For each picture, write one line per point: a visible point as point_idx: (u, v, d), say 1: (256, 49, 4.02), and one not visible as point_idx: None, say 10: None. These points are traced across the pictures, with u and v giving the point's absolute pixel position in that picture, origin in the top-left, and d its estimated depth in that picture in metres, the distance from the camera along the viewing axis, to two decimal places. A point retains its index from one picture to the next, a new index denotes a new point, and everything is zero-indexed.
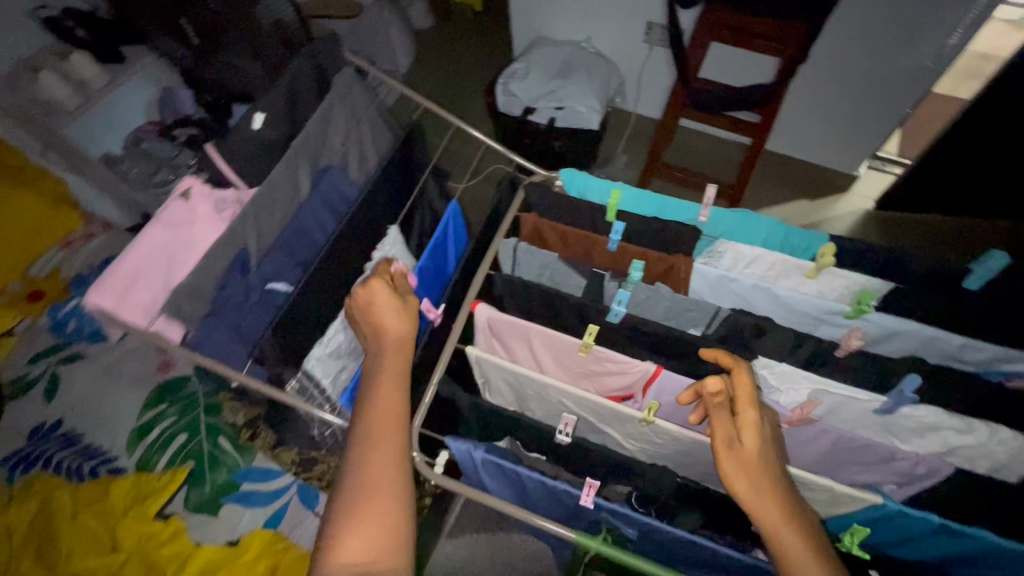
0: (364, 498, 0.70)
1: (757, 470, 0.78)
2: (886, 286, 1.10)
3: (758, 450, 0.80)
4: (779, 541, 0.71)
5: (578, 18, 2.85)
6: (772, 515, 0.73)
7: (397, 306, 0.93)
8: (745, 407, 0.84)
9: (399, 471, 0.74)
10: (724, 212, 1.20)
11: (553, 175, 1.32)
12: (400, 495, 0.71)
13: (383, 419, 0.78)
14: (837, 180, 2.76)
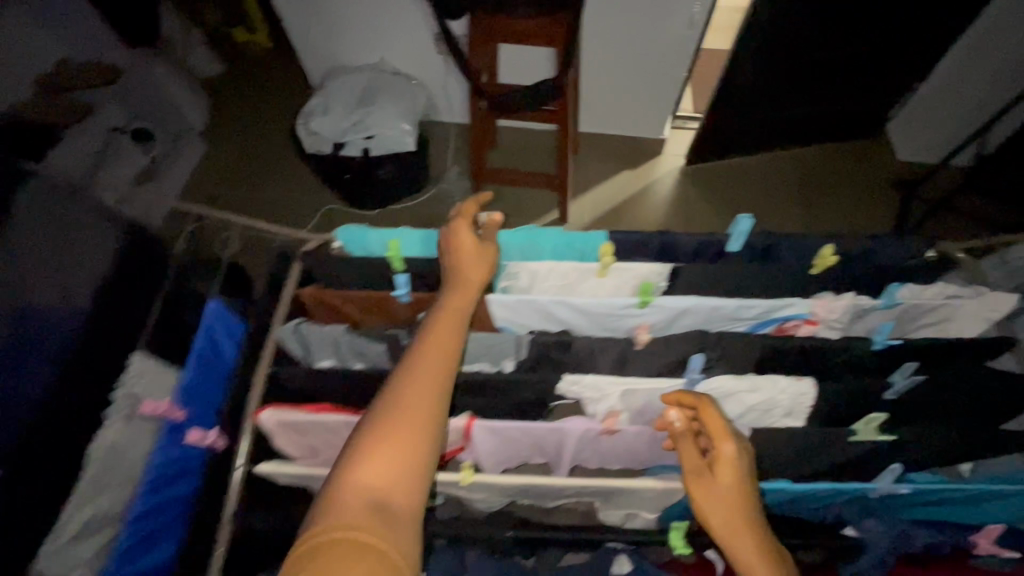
0: (400, 415, 0.68)
1: (732, 506, 0.77)
2: (667, 269, 1.16)
3: (733, 488, 0.79)
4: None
5: (365, 40, 2.74)
6: (752, 558, 0.73)
7: (478, 252, 0.97)
8: (720, 443, 0.81)
9: (435, 408, 0.71)
10: (507, 233, 1.18)
11: (330, 236, 1.21)
12: (433, 427, 0.69)
13: (439, 349, 0.77)
14: (651, 146, 2.95)
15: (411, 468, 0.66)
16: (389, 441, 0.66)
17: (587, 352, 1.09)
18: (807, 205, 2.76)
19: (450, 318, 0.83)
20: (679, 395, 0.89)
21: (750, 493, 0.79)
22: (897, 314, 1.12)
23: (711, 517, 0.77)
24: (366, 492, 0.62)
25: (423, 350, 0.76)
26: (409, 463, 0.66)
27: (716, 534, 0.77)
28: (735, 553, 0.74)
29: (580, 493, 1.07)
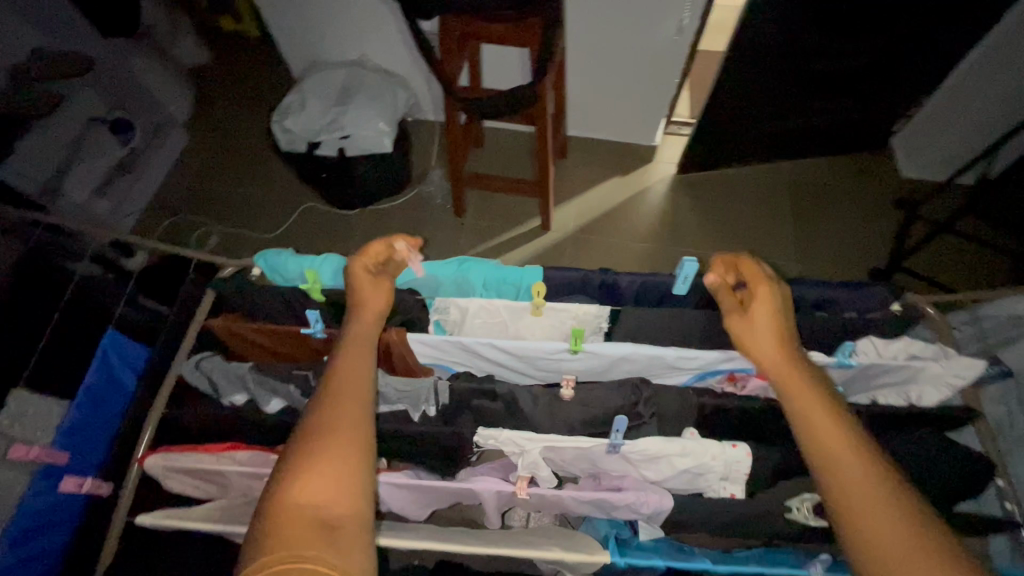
0: (332, 436, 0.63)
1: (766, 336, 0.83)
2: (603, 311, 1.07)
3: (774, 334, 0.82)
4: (816, 424, 0.69)
5: (343, 35, 2.65)
6: (802, 395, 0.73)
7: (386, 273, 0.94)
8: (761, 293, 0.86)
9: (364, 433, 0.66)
10: (435, 267, 1.10)
11: (250, 262, 1.15)
12: (367, 442, 0.65)
13: (361, 366, 0.73)
14: (642, 153, 2.83)
15: (354, 486, 0.61)
16: (327, 460, 0.61)
17: (507, 400, 1.02)
18: (802, 221, 2.62)
19: (366, 339, 0.79)
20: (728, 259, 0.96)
21: (787, 327, 0.84)
22: (851, 374, 1.02)
23: (765, 356, 0.81)
24: (314, 513, 0.57)
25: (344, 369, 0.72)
26: (350, 480, 0.61)
27: (770, 374, 0.79)
28: (785, 390, 0.76)
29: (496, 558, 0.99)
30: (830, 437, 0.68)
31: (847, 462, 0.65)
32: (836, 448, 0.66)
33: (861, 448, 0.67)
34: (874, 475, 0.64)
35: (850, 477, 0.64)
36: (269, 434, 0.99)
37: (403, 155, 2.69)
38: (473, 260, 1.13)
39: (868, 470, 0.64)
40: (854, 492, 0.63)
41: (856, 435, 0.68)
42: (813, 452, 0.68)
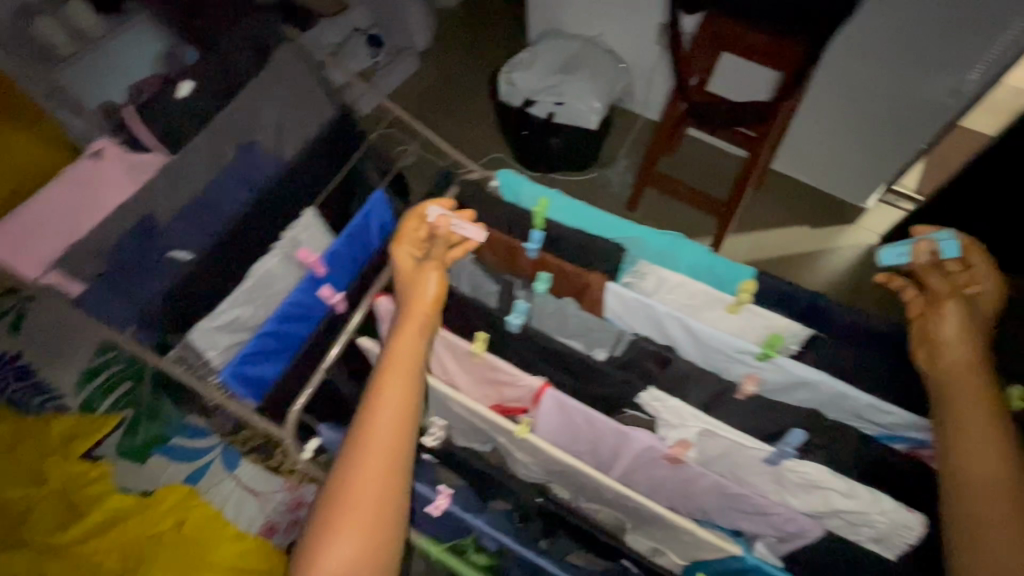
0: (353, 503, 0.74)
1: (961, 336, 0.88)
2: (803, 332, 1.06)
3: (962, 330, 0.88)
4: (964, 420, 0.82)
5: (593, 10, 2.72)
6: (962, 394, 0.84)
7: (437, 259, 0.97)
8: (982, 288, 0.94)
9: (394, 479, 0.77)
10: (654, 234, 1.16)
11: (491, 175, 1.29)
12: (395, 490, 0.76)
13: (389, 416, 0.79)
14: (843, 211, 2.62)
15: (377, 534, 0.74)
16: (349, 525, 0.73)
17: (683, 378, 1.05)
18: None
19: (402, 370, 0.84)
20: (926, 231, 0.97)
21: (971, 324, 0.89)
22: None
23: (945, 352, 0.89)
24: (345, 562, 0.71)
25: (375, 420, 0.79)
26: (376, 533, 0.74)
27: (941, 381, 0.88)
28: (961, 383, 0.85)
29: (617, 508, 1.04)
30: (977, 430, 0.80)
31: (996, 456, 0.77)
32: (990, 443, 0.78)
33: (999, 442, 0.78)
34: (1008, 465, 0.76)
35: (987, 467, 0.77)
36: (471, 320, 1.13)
37: (601, 137, 2.75)
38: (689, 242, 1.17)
39: (1008, 461, 0.77)
40: (984, 472, 0.77)
41: (997, 449, 0.78)
42: (967, 437, 0.80)
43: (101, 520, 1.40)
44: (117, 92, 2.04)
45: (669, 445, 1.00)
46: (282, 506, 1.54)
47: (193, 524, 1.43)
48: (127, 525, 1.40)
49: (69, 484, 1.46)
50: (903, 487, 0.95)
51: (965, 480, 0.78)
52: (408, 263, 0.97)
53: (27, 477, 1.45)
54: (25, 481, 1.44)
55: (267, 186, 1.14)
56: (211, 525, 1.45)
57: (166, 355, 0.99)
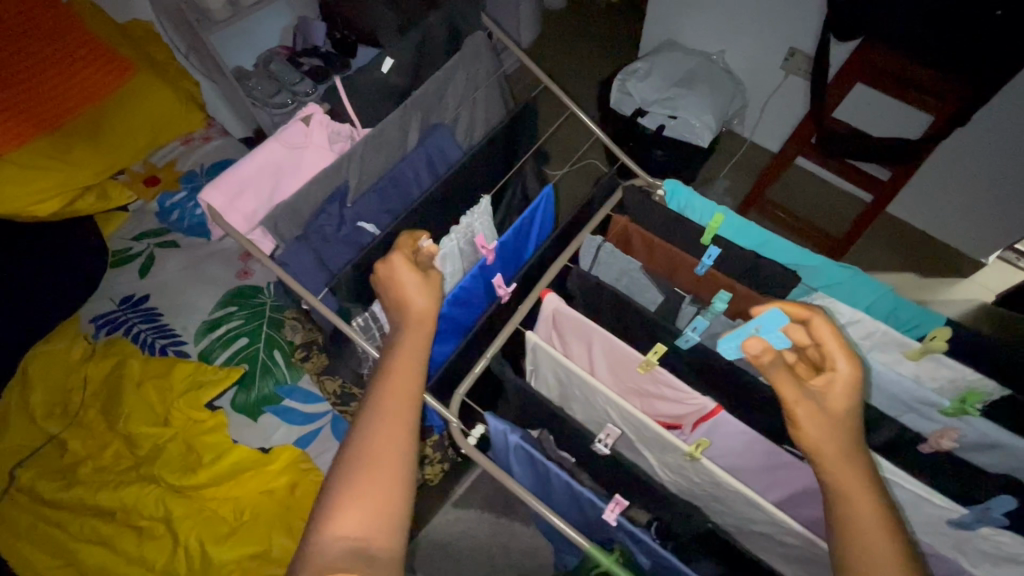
0: (369, 472, 0.69)
1: (841, 431, 0.72)
2: (1002, 392, 0.96)
3: (841, 420, 0.72)
4: (860, 518, 0.66)
5: (720, 27, 2.65)
6: (854, 481, 0.68)
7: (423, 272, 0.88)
8: (843, 370, 0.74)
9: (403, 449, 0.72)
10: (832, 265, 1.12)
11: (657, 183, 1.26)
12: (401, 469, 0.71)
13: (391, 410, 0.74)
14: (956, 263, 2.35)
15: (387, 501, 0.68)
16: (359, 491, 0.68)
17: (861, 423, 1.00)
18: None
19: (402, 370, 0.78)
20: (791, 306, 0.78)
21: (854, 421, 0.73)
22: None
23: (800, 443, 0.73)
24: (343, 544, 0.64)
25: (377, 413, 0.74)
26: (383, 520, 0.67)
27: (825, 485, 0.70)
28: (831, 475, 0.69)
29: (770, 542, 1.01)
30: (871, 526, 0.65)
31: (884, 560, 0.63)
32: (880, 547, 0.64)
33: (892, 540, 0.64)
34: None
35: (879, 568, 0.62)
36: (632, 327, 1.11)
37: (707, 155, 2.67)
38: (870, 277, 1.12)
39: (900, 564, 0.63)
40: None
41: (891, 530, 0.65)
42: (853, 534, 0.65)
43: (223, 470, 1.46)
44: (247, 61, 2.14)
45: None
46: None
47: (302, 488, 1.46)
48: (244, 478, 1.45)
49: (190, 429, 1.53)
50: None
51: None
52: (398, 275, 0.88)
53: (153, 416, 1.54)
54: (153, 420, 1.53)
55: (448, 170, 1.15)
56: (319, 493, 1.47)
57: (351, 322, 1.02)
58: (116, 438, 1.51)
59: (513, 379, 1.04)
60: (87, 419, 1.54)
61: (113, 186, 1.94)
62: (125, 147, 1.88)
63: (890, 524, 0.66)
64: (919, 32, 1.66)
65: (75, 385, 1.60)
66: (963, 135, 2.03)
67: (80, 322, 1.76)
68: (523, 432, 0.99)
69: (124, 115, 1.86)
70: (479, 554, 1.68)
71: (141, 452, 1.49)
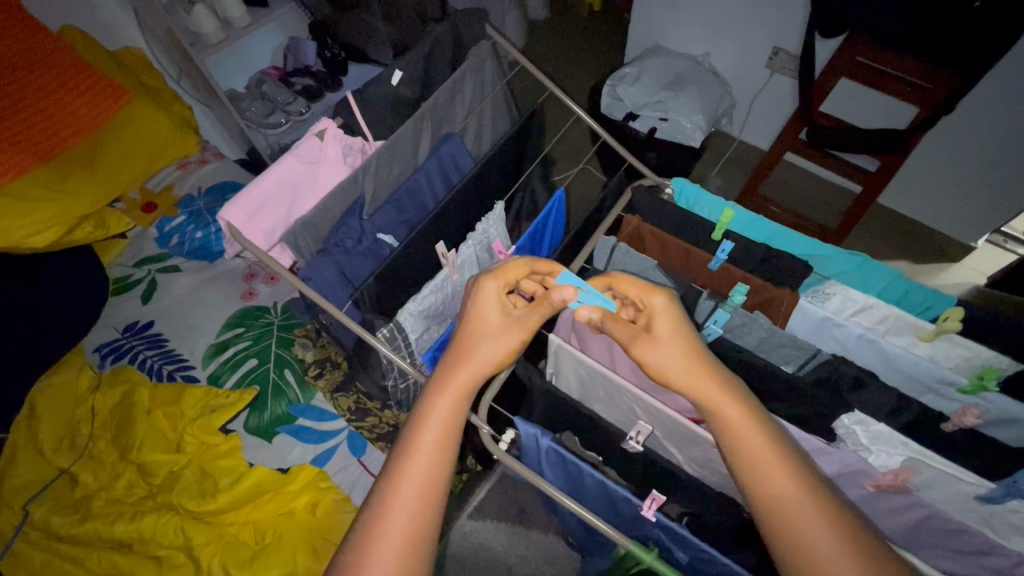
0: (385, 540, 0.63)
1: (681, 355, 0.76)
2: (1016, 367, 0.99)
3: (674, 341, 0.77)
4: (735, 426, 0.70)
5: (704, 31, 2.71)
6: (711, 389, 0.73)
7: (506, 308, 0.78)
8: (651, 304, 0.81)
9: (424, 522, 0.65)
10: (841, 253, 1.15)
11: (664, 182, 1.28)
12: (420, 543, 0.64)
13: (425, 460, 0.67)
14: (946, 248, 2.41)
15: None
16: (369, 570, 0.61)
17: (887, 406, 1.00)
18: None
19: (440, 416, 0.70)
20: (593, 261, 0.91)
21: (691, 337, 0.79)
22: None
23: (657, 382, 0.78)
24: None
25: (399, 478, 0.66)
26: None
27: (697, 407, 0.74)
28: (696, 393, 0.74)
29: None
30: (745, 433, 0.70)
31: (767, 462, 0.67)
32: (762, 450, 0.68)
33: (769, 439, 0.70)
34: (785, 460, 0.68)
35: (759, 458, 0.68)
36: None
37: (699, 155, 2.71)
38: (879, 263, 1.14)
39: (784, 460, 0.68)
40: (772, 483, 0.66)
41: (763, 429, 0.70)
42: (734, 448, 0.70)
43: (242, 494, 1.44)
44: (240, 82, 2.14)
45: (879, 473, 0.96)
46: None
47: (323, 506, 1.45)
48: (264, 500, 1.43)
49: (204, 453, 1.51)
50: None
51: (758, 501, 0.66)
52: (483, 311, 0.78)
53: (166, 443, 1.51)
54: (166, 447, 1.51)
55: (461, 179, 1.17)
56: (339, 511, 1.46)
57: (374, 333, 1.01)
58: (128, 468, 1.49)
59: (538, 382, 1.05)
60: (97, 450, 1.52)
61: (111, 214, 1.92)
62: (124, 174, 1.88)
63: (759, 422, 0.71)
64: (904, 25, 1.71)
65: (81, 418, 1.57)
66: (949, 124, 2.09)
67: (84, 352, 1.73)
68: (553, 434, 0.99)
69: (121, 140, 1.85)
70: (499, 563, 1.66)
71: (156, 481, 1.46)
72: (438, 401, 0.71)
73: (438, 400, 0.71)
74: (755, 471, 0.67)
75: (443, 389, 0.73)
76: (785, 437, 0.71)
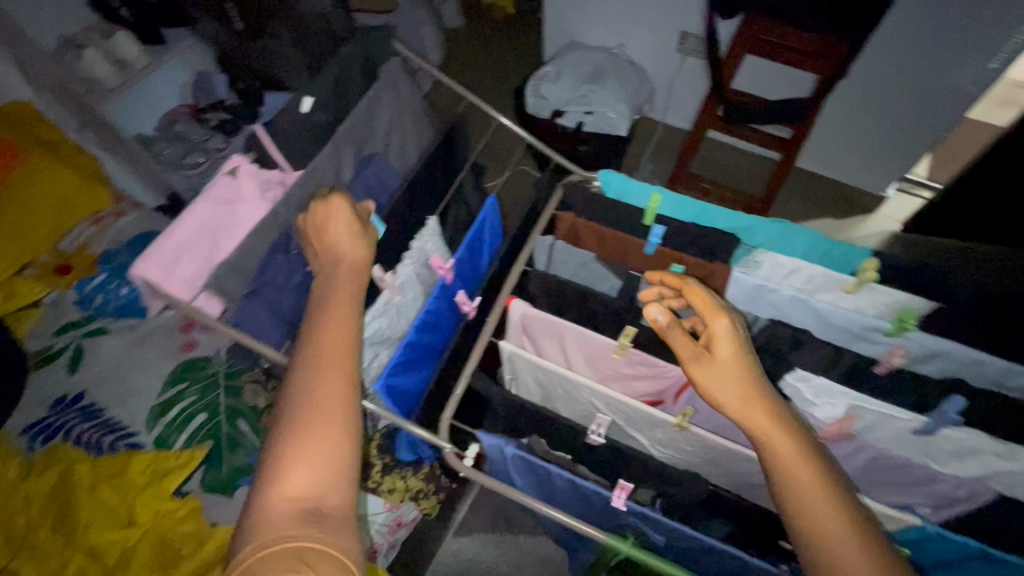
0: (311, 422, 0.68)
1: (735, 378, 0.78)
2: (930, 306, 1.08)
3: (732, 364, 0.79)
4: (770, 437, 0.72)
5: (614, 23, 2.80)
6: (766, 421, 0.73)
7: (351, 229, 0.90)
8: (714, 323, 0.83)
9: (344, 402, 0.71)
10: (766, 221, 1.19)
11: (592, 175, 1.31)
12: (341, 411, 0.70)
13: (327, 351, 0.75)
14: (863, 201, 2.58)
15: (334, 458, 0.67)
16: (302, 450, 0.66)
17: (825, 358, 1.06)
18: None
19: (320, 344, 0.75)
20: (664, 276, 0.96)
21: (751, 366, 0.80)
22: None
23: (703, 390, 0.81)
24: (291, 509, 0.62)
25: (312, 373, 0.72)
26: (331, 470, 0.66)
27: (751, 437, 0.74)
28: (746, 422, 0.75)
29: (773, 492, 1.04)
30: (775, 440, 0.72)
31: (794, 464, 0.69)
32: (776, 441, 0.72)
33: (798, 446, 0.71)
34: (833, 497, 0.67)
35: (804, 496, 0.67)
36: (597, 314, 1.14)
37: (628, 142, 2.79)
38: (800, 226, 1.20)
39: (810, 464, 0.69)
40: (819, 520, 0.65)
41: (794, 435, 0.72)
42: (779, 471, 0.70)
43: (211, 557, 1.37)
44: (148, 124, 2.02)
45: (825, 424, 1.01)
46: (383, 528, 1.45)
47: None
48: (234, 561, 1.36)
49: (161, 523, 1.42)
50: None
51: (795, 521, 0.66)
52: (327, 231, 0.90)
53: (116, 519, 1.41)
54: (117, 524, 1.40)
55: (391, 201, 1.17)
56: None
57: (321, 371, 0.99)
58: (76, 554, 1.34)
59: (495, 390, 1.04)
60: (36, 540, 1.37)
61: (20, 282, 1.76)
62: (29, 239, 1.73)
63: (793, 434, 0.72)
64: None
65: (10, 513, 1.41)
66: (849, 85, 2.23)
67: (8, 437, 1.58)
68: (517, 441, 0.99)
69: (19, 203, 1.70)
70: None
71: (110, 563, 1.35)
72: (330, 305, 0.80)
73: (331, 305, 0.80)
74: (800, 512, 0.66)
75: (334, 299, 0.81)
76: (813, 444, 0.72)
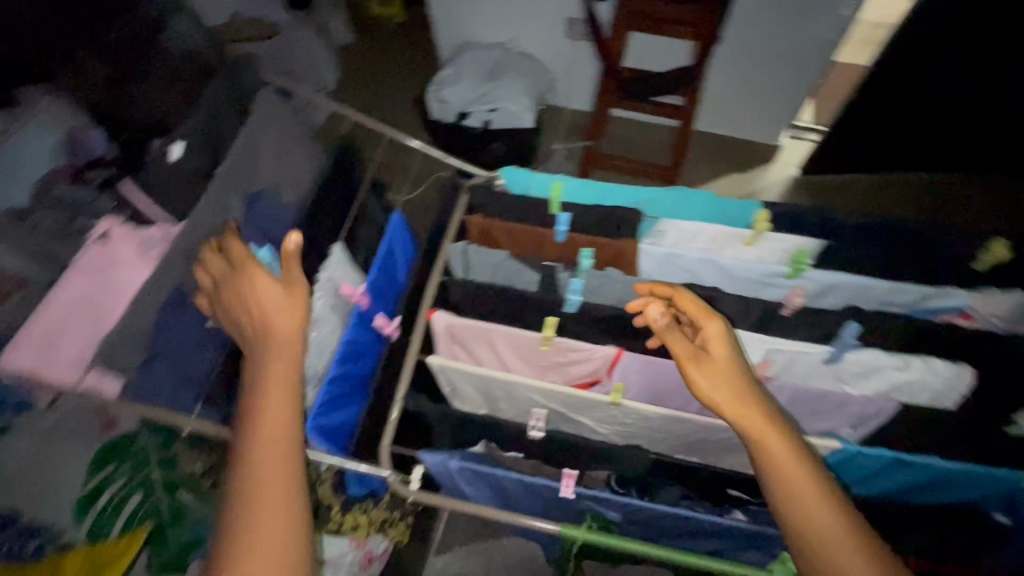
0: (262, 483, 0.69)
1: (730, 377, 0.81)
2: (820, 245, 1.16)
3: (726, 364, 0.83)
4: (764, 435, 0.74)
5: (501, 19, 2.83)
6: (757, 419, 0.76)
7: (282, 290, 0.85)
8: (710, 327, 0.87)
9: (295, 457, 0.72)
10: (664, 191, 1.24)
11: (495, 174, 1.31)
12: (295, 466, 0.71)
13: (272, 407, 0.74)
14: (762, 153, 2.74)
15: (292, 517, 0.68)
16: (256, 518, 0.66)
17: (736, 310, 1.12)
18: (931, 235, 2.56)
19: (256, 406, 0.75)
20: (652, 285, 1.00)
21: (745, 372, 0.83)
22: None
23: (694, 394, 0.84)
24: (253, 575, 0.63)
25: (259, 435, 0.72)
26: (286, 530, 0.66)
27: (744, 438, 0.76)
28: (741, 421, 0.77)
29: (714, 445, 1.09)
30: (761, 437, 0.75)
31: (783, 461, 0.71)
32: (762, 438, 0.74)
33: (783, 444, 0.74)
34: (825, 496, 0.69)
35: (802, 494, 0.68)
36: (520, 310, 1.14)
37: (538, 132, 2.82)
38: (695, 190, 1.25)
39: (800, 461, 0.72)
40: (819, 519, 0.66)
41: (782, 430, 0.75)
42: (775, 473, 0.71)
43: None
44: None
45: None
46: (353, 567, 1.38)
47: None
48: None
49: None
50: (956, 346, 1.05)
51: (792, 521, 0.68)
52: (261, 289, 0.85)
53: None
54: None
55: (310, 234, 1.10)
56: None
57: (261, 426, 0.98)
58: None
59: (431, 407, 1.03)
60: None
61: None
62: None
63: (785, 433, 0.75)
64: None
65: None
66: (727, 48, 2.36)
67: None
68: (462, 453, 0.98)
69: None
70: None
71: None
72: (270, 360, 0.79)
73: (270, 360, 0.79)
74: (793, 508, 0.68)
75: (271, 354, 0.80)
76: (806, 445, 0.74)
